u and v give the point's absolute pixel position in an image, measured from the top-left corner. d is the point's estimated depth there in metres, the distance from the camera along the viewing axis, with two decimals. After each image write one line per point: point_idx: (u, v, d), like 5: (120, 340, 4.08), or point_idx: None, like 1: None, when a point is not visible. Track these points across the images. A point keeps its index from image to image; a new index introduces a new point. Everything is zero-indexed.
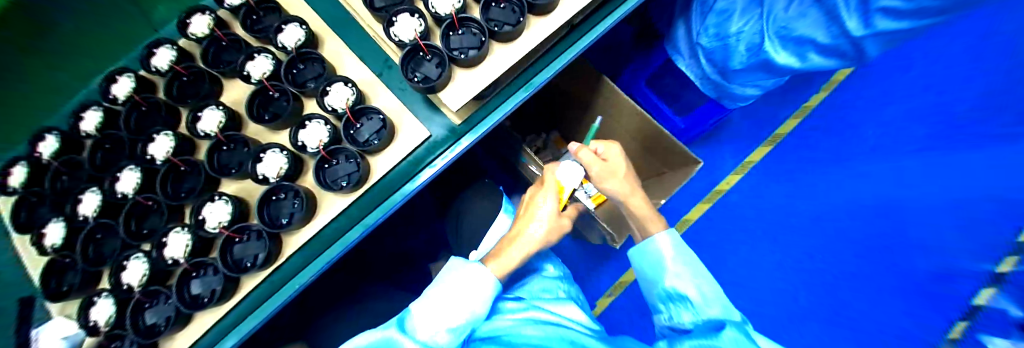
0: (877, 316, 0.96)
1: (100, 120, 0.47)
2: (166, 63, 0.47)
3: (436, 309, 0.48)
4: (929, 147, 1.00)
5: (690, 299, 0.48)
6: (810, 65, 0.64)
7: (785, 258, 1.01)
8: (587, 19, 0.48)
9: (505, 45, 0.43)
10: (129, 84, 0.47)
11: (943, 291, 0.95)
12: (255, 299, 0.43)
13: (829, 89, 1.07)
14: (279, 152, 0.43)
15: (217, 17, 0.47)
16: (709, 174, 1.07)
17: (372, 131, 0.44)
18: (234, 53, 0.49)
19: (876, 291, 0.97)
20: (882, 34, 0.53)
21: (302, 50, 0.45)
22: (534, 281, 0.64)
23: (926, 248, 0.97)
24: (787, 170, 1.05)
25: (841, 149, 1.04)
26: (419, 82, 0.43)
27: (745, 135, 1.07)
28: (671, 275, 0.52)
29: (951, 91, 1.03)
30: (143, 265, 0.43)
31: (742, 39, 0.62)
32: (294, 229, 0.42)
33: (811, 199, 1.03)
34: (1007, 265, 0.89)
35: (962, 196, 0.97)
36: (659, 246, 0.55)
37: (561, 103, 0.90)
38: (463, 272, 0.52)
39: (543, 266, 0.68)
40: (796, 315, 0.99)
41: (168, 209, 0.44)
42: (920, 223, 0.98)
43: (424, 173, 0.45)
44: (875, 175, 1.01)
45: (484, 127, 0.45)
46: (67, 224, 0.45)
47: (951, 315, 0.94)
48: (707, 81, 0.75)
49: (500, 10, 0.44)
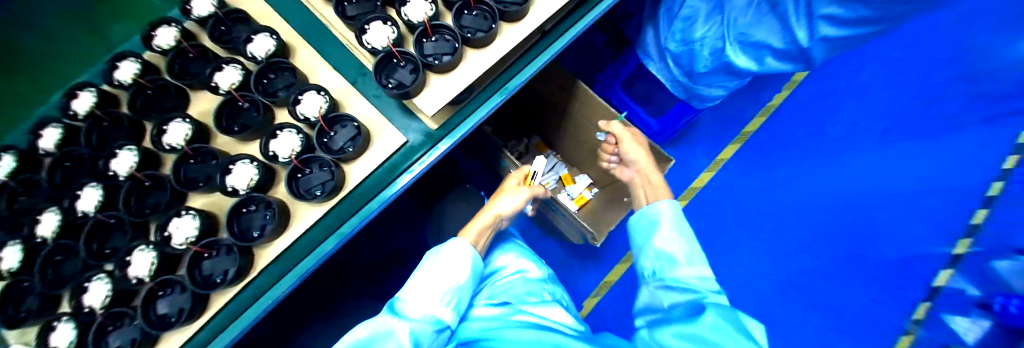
0: (849, 302, 1.01)
1: (60, 136, 0.45)
2: (130, 76, 0.45)
3: (421, 287, 0.49)
4: (888, 139, 1.06)
5: (675, 259, 0.52)
6: (767, 69, 0.67)
7: (762, 251, 1.05)
8: (557, 24, 0.49)
9: (478, 51, 0.44)
10: (90, 98, 0.45)
11: (907, 275, 1.01)
12: (226, 317, 0.42)
13: (793, 87, 1.12)
14: (249, 163, 0.43)
15: (184, 28, 0.46)
16: (686, 172, 1.10)
17: (347, 139, 0.43)
18: (202, 64, 0.47)
19: (848, 278, 1.02)
20: (827, 41, 0.57)
21: (273, 59, 0.44)
22: (518, 286, 0.63)
23: (891, 235, 1.03)
24: (760, 166, 1.09)
25: (808, 144, 1.09)
26: (393, 88, 0.42)
27: (719, 134, 1.11)
28: (660, 238, 0.56)
29: (905, 87, 1.09)
30: (105, 286, 0.41)
31: (706, 43, 0.65)
32: (266, 242, 0.41)
33: (783, 193, 1.07)
34: (962, 247, 1.00)
35: (918, 185, 1.04)
36: (659, 211, 0.59)
37: (538, 107, 0.91)
38: (447, 256, 0.53)
39: (526, 267, 0.68)
40: (777, 305, 1.02)
41: (131, 226, 0.42)
42: (884, 212, 1.03)
43: (400, 179, 0.45)
44: (840, 168, 1.06)
45: (461, 131, 0.46)
46: (24, 246, 0.42)
47: (913, 297, 1.00)
48: (677, 84, 0.78)
49: (472, 17, 0.45)
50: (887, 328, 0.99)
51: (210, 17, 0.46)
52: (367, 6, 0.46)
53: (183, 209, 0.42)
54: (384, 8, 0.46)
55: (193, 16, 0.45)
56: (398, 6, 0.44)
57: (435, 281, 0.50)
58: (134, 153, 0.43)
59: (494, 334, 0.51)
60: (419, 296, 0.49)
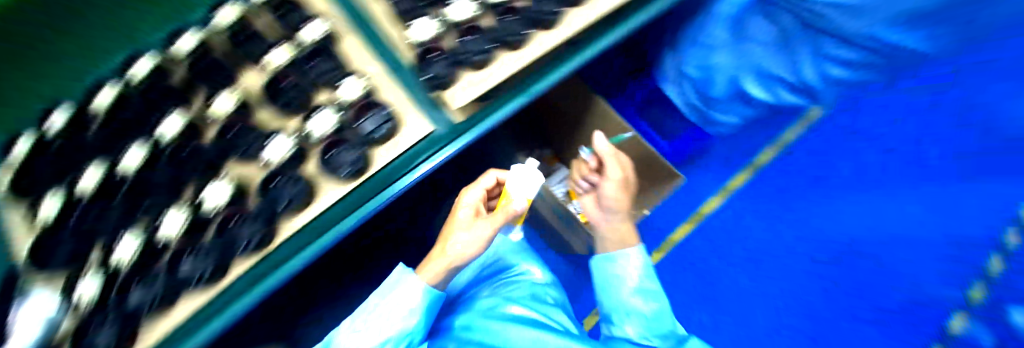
0: (853, 329, 0.99)
1: (112, 96, 0.43)
2: (281, 61, 0.45)
3: (370, 324, 0.53)
4: (923, 176, 1.04)
5: (656, 301, 0.56)
6: (781, 101, 0.75)
7: (773, 299, 1.03)
8: (585, 36, 0.52)
9: (514, 53, 0.45)
10: (146, 65, 0.44)
11: (917, 313, 0.97)
12: (348, 206, 0.47)
13: (811, 117, 1.13)
14: (286, 138, 0.44)
15: (246, 7, 0.47)
16: (690, 196, 1.09)
17: (376, 123, 0.44)
18: (253, 42, 0.47)
19: (846, 313, 1.00)
20: (838, 76, 0.66)
21: (320, 45, 0.45)
22: (790, 259, 1.03)
23: (913, 277, 0.99)
24: (784, 194, 1.08)
25: (828, 162, 1.09)
26: (429, 80, 0.43)
27: (916, 131, 1.08)
28: (630, 292, 0.57)
29: (939, 121, 1.07)
30: (182, 215, 0.41)
31: (725, 71, 0.72)
32: (293, 214, 0.43)
33: (812, 225, 1.05)
34: (978, 292, 0.96)
35: (951, 233, 1.00)
36: (626, 265, 0.59)
37: (552, 118, 0.98)
38: (402, 289, 0.54)
39: (653, 287, 0.58)
40: (761, 334, 1.01)
41: (166, 189, 0.42)
42: (898, 253, 1.00)
43: (422, 167, 0.48)
44: (876, 208, 1.04)
45: (479, 131, 0.49)
46: (62, 198, 0.41)
47: (923, 340, 0.96)
48: (691, 108, 0.84)
49: (508, 22, 0.46)
50: None
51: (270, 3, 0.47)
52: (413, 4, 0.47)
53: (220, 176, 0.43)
54: (431, 8, 0.48)
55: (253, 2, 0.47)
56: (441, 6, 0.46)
57: (386, 315, 0.53)
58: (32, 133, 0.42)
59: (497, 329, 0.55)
60: (392, 305, 0.54)
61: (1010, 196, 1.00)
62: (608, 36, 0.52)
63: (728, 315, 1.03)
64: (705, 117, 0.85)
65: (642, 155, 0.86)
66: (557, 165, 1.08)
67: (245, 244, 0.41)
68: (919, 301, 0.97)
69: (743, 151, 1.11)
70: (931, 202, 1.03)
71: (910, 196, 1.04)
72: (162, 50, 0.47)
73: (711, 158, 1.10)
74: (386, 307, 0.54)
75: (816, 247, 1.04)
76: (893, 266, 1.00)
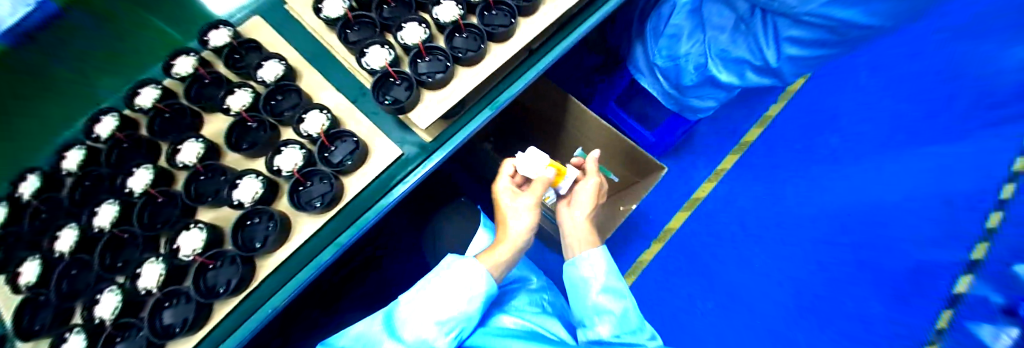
0: (862, 307, 0.95)
1: (82, 157, 0.46)
2: (241, 105, 0.45)
3: (423, 302, 0.44)
4: (906, 142, 1.04)
5: (624, 300, 0.53)
6: (748, 82, 0.75)
7: (779, 279, 0.99)
8: (544, 43, 0.52)
9: (469, 69, 0.46)
10: (113, 122, 0.47)
11: (920, 279, 0.95)
12: (321, 241, 0.44)
13: (789, 94, 1.15)
14: (255, 178, 0.43)
15: (200, 58, 0.48)
16: (684, 185, 1.09)
17: (346, 153, 0.45)
18: (217, 89, 0.49)
19: (854, 289, 0.96)
20: (794, 60, 0.67)
21: (280, 82, 0.46)
22: (787, 238, 1.01)
23: (905, 244, 0.98)
24: (776, 173, 1.07)
25: (810, 136, 1.10)
26: (389, 104, 0.44)
27: (893, 99, 1.10)
28: (595, 293, 0.54)
29: (912, 88, 1.10)
30: (158, 266, 0.41)
31: (690, 59, 0.73)
32: (268, 252, 0.41)
33: (798, 206, 1.04)
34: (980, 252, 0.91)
35: (944, 193, 0.99)
36: (588, 264, 0.57)
37: (533, 122, 0.99)
38: (458, 271, 0.47)
39: (619, 286, 0.55)
40: (781, 325, 0.96)
41: (143, 240, 0.42)
42: (896, 222, 0.99)
43: (397, 189, 0.46)
44: (867, 176, 1.03)
45: (453, 144, 0.48)
46: (43, 261, 0.43)
47: (933, 307, 0.92)
48: (667, 96, 0.85)
49: (462, 39, 0.47)
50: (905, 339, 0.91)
51: (224, 47, 0.48)
52: (367, 32, 0.48)
53: (192, 223, 0.42)
54: (384, 32, 0.48)
55: (209, 46, 0.48)
56: (395, 31, 0.47)
57: (439, 298, 0.44)
58: (30, 193, 0.45)
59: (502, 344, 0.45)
60: (447, 285, 0.45)
61: None
62: (567, 38, 0.53)
63: (737, 303, 0.98)
64: (682, 104, 0.85)
65: (624, 150, 0.84)
66: None
67: (219, 291, 0.40)
68: (925, 267, 0.95)
69: (728, 134, 1.13)
70: (923, 164, 1.02)
71: (901, 160, 1.03)
72: (127, 104, 0.47)
73: (700, 143, 1.13)
74: (440, 286, 0.45)
75: (805, 227, 1.02)
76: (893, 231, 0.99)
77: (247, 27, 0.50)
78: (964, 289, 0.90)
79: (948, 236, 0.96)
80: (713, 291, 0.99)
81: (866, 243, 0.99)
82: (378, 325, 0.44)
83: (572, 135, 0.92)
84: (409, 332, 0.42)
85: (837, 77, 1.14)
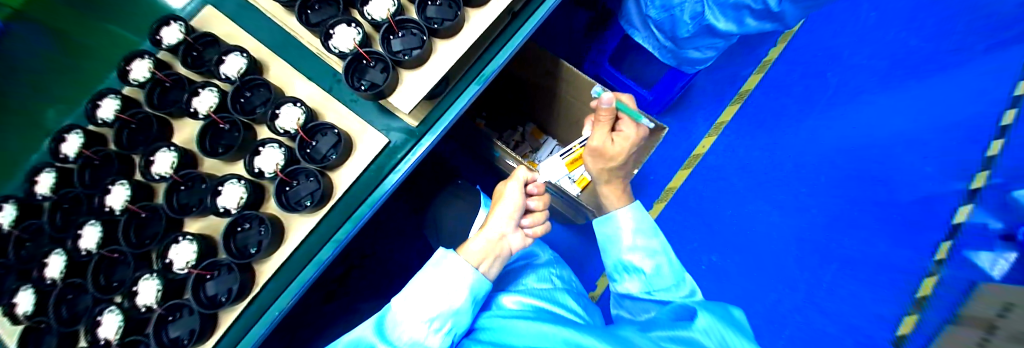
0: (867, 245, 0.95)
1: (54, 180, 0.44)
2: (208, 108, 0.43)
3: (415, 301, 0.43)
4: (907, 75, 1.02)
5: (658, 255, 0.49)
6: (748, 29, 0.71)
7: (784, 225, 0.99)
8: (526, 5, 0.47)
9: (447, 41, 0.42)
10: (78, 140, 0.44)
11: (924, 211, 0.95)
12: (317, 241, 0.43)
13: (788, 36, 1.10)
14: (237, 183, 0.41)
15: (155, 59, 0.44)
16: (684, 141, 1.07)
17: (330, 146, 0.42)
18: (181, 91, 0.46)
19: (860, 228, 0.96)
20: (796, 2, 0.63)
21: (246, 77, 0.42)
22: (789, 184, 1.01)
23: (908, 178, 0.97)
24: (777, 119, 1.05)
25: (810, 78, 1.07)
26: (366, 90, 0.41)
27: (896, 30, 1.05)
28: (627, 250, 0.51)
29: (914, 16, 1.05)
30: (155, 282, 0.39)
31: (686, 8, 0.68)
32: (264, 257, 0.40)
33: (800, 152, 1.02)
34: (979, 181, 0.94)
35: (946, 124, 0.98)
36: (621, 221, 0.53)
37: (524, 91, 0.95)
38: (447, 270, 0.45)
39: (653, 243, 0.50)
40: (789, 269, 0.97)
41: (135, 258, 0.41)
42: (898, 157, 0.98)
43: (389, 179, 0.44)
44: (869, 113, 1.01)
45: (442, 126, 0.45)
46: (35, 289, 0.41)
47: (935, 238, 0.94)
48: (664, 50, 0.81)
49: (436, 7, 0.43)
50: (909, 271, 0.93)
51: (178, 44, 0.44)
52: (332, 11, 0.44)
53: (180, 236, 0.40)
54: (349, 9, 0.44)
55: (163, 46, 0.44)
56: (360, 6, 0.43)
57: (430, 295, 0.43)
58: (7, 221, 0.43)
59: (502, 324, 0.43)
60: (435, 283, 0.44)
61: (997, 83, 0.98)
62: None
63: (744, 254, 0.99)
64: (679, 57, 0.81)
65: None
66: (543, 138, 1.06)
67: (222, 300, 0.39)
68: (925, 200, 0.96)
69: (726, 84, 1.09)
70: (922, 97, 1.00)
71: (902, 95, 1.01)
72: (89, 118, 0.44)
73: (697, 97, 1.10)
74: (428, 285, 0.44)
75: (808, 172, 1.01)
76: (895, 167, 0.98)
77: (201, 19, 0.46)
78: (962, 218, 0.93)
79: (946, 167, 0.96)
80: (716, 244, 1.00)
81: (869, 181, 0.98)
82: (371, 330, 0.43)
83: (566, 101, 0.87)
84: (405, 333, 0.41)
85: (837, 12, 1.09)
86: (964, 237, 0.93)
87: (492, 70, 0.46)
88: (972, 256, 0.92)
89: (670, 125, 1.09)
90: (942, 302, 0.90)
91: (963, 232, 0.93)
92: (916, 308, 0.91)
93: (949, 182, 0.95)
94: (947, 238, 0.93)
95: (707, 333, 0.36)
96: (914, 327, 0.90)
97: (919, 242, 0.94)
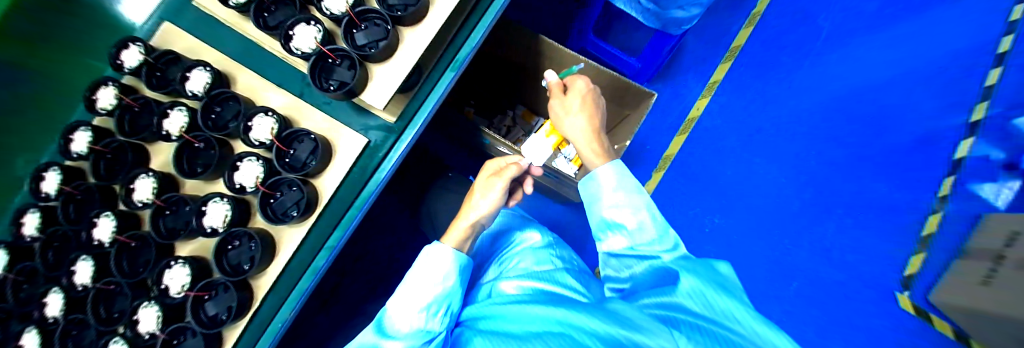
0: (869, 190, 0.95)
1: (39, 221, 0.43)
2: (179, 128, 0.42)
3: (407, 294, 0.43)
4: (900, 12, 0.99)
5: (640, 210, 0.49)
6: None
7: (783, 180, 0.99)
8: None
9: (414, 29, 0.40)
10: (56, 177, 0.43)
11: (924, 149, 0.94)
12: (310, 250, 0.42)
13: None
14: (221, 200, 0.40)
15: (120, 84, 0.43)
16: (678, 106, 1.06)
17: (308, 152, 0.41)
18: (151, 115, 0.45)
19: (861, 173, 0.96)
20: None
21: (213, 91, 0.41)
22: (786, 138, 0.99)
23: (906, 119, 0.95)
24: (770, 73, 1.03)
25: (800, 26, 1.04)
26: (336, 89, 0.40)
27: None
28: (609, 207, 0.51)
29: None
30: (153, 309, 0.40)
31: None
32: (258, 271, 0.40)
33: (796, 103, 1.01)
34: (980, 112, 0.91)
35: (943, 58, 0.95)
36: (602, 178, 0.53)
37: (509, 74, 0.93)
38: (430, 259, 0.45)
39: (635, 199, 0.50)
40: (792, 223, 0.96)
41: (130, 287, 0.41)
42: (895, 97, 0.96)
43: (374, 179, 0.43)
44: (863, 55, 0.99)
45: (420, 118, 0.44)
46: (39, 330, 0.42)
47: (937, 174, 0.92)
48: (647, 14, 0.77)
49: None
50: (912, 211, 0.92)
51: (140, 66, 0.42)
52: (291, 11, 0.42)
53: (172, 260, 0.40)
54: (307, 7, 0.42)
55: (124, 70, 0.42)
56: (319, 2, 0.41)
57: (418, 285, 0.43)
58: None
59: (499, 311, 0.43)
60: (423, 272, 0.44)
61: (994, 8, 0.94)
62: None
63: (746, 213, 0.99)
64: (664, 19, 0.78)
65: (608, 83, 0.78)
66: (535, 120, 1.04)
67: (223, 319, 0.39)
68: (924, 137, 0.94)
69: (716, 43, 1.07)
70: (916, 32, 0.98)
71: (894, 32, 0.99)
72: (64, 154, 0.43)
73: (687, 60, 1.07)
74: (417, 277, 0.44)
75: (803, 123, 1.00)
76: (892, 108, 0.96)
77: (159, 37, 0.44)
78: (965, 152, 0.91)
79: (945, 102, 0.94)
80: (718, 206, 1.00)
81: (867, 125, 0.97)
82: (372, 332, 0.43)
83: None
84: (402, 325, 0.41)
85: None
86: (968, 171, 0.91)
87: (466, 53, 0.44)
88: (976, 189, 0.90)
89: (662, 91, 1.07)
90: (948, 238, 0.90)
91: (967, 166, 0.91)
92: (921, 246, 0.90)
93: (949, 116, 0.93)
94: (949, 173, 0.92)
95: (691, 296, 0.36)
96: (918, 264, 0.90)
97: (921, 181, 0.93)
